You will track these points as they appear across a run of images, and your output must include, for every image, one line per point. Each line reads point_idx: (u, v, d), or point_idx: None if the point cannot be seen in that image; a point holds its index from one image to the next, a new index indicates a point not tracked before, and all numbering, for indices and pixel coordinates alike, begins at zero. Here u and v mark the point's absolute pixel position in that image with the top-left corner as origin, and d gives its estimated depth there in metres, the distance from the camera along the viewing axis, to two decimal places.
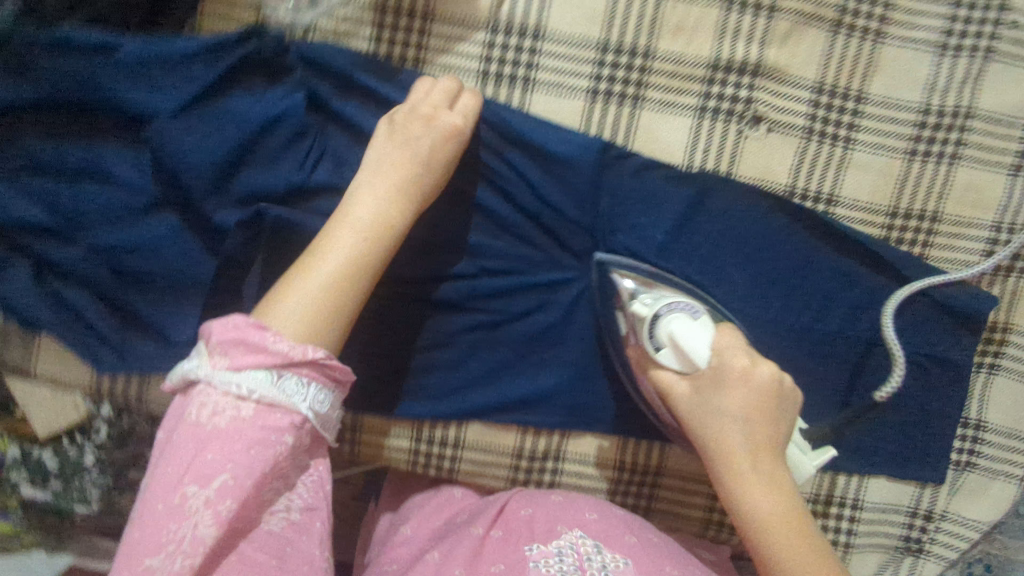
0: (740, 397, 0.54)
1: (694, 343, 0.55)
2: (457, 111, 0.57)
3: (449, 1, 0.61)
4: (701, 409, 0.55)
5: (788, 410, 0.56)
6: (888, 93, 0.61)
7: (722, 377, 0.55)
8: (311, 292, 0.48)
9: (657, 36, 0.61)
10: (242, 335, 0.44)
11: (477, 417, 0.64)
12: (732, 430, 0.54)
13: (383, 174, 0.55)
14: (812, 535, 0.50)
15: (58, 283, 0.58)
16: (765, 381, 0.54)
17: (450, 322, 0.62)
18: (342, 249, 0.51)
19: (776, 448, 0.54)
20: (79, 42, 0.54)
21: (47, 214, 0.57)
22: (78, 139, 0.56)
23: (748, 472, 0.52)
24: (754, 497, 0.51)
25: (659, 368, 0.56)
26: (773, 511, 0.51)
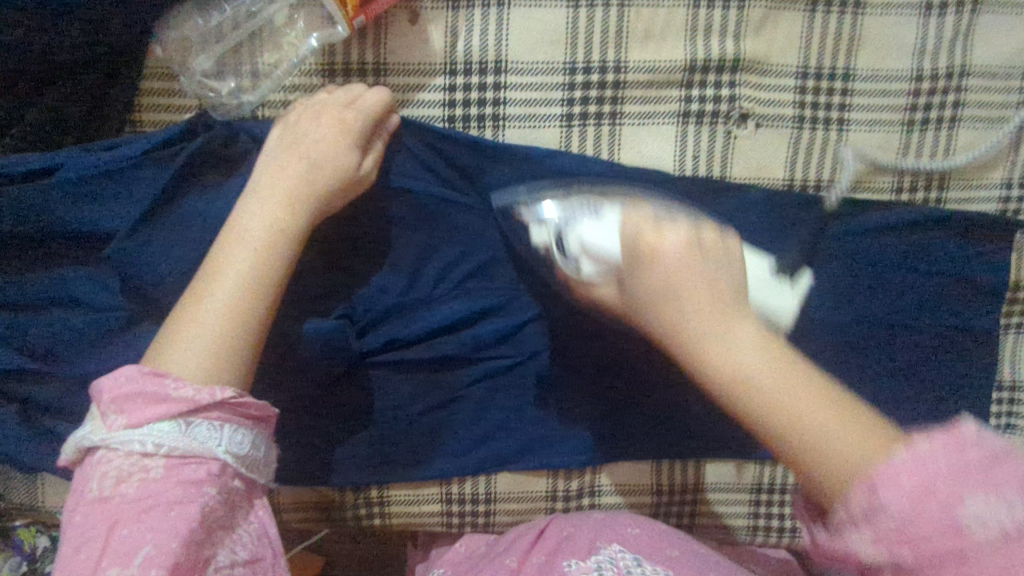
0: (661, 271, 0.42)
1: (604, 237, 0.46)
2: (357, 108, 0.52)
3: (399, 49, 0.56)
4: (634, 297, 0.43)
5: (731, 263, 0.43)
6: (876, 65, 0.58)
7: (638, 261, 0.44)
8: (209, 311, 0.42)
9: (626, 46, 0.57)
10: (138, 387, 0.39)
11: (507, 467, 0.60)
12: (666, 301, 0.41)
13: (278, 174, 0.48)
14: (813, 385, 0.35)
15: (49, 421, 0.54)
16: (680, 246, 0.43)
17: (460, 377, 0.58)
18: (238, 263, 0.44)
19: (728, 302, 0.40)
20: (15, 170, 0.51)
21: (21, 355, 0.52)
22: (37, 270, 0.52)
23: (698, 342, 0.39)
24: (714, 355, 0.38)
25: (587, 286, 0.48)
26: (741, 367, 0.37)
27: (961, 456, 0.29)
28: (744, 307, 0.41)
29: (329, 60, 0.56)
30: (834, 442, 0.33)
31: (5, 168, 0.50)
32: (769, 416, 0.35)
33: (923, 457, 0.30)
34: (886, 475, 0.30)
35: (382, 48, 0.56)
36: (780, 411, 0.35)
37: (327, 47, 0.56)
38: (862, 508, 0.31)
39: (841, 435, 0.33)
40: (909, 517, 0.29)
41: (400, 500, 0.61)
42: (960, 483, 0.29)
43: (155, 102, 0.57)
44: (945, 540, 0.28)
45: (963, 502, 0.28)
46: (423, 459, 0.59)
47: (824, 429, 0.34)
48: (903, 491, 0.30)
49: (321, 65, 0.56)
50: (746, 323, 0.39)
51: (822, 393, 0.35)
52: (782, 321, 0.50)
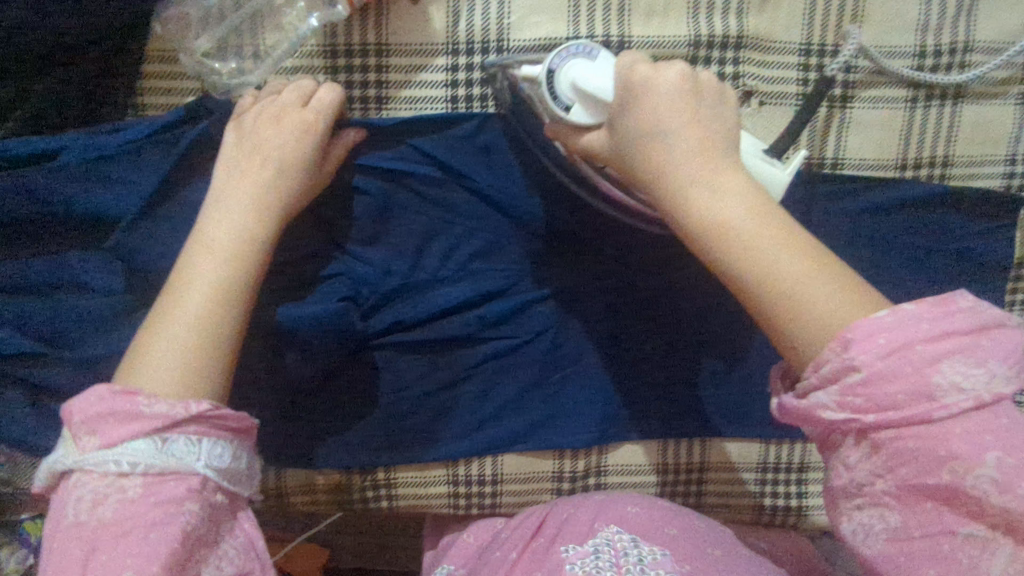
0: (653, 105, 0.40)
1: (596, 77, 0.42)
2: (313, 106, 0.51)
3: (401, 29, 0.56)
4: (622, 141, 0.41)
5: (726, 103, 0.41)
6: (880, 40, 0.58)
7: (632, 99, 0.40)
8: (178, 328, 0.42)
9: (629, 24, 0.56)
10: (109, 407, 0.38)
11: (514, 447, 0.60)
12: (655, 147, 0.40)
13: (240, 185, 0.48)
14: (793, 239, 0.37)
15: (55, 404, 0.54)
16: (676, 85, 0.40)
17: (465, 357, 0.58)
18: (206, 278, 0.44)
19: (719, 148, 0.39)
20: (20, 153, 0.51)
21: (26, 339, 0.52)
22: (42, 254, 0.52)
23: (685, 188, 0.39)
24: (701, 203, 0.38)
25: (577, 137, 0.45)
26: (726, 215, 0.37)
27: (948, 323, 0.32)
28: (734, 154, 0.40)
29: (331, 42, 0.56)
30: (812, 298, 0.35)
31: (10, 151, 0.51)
32: (749, 264, 0.36)
33: (909, 319, 0.32)
34: (864, 334, 0.33)
35: (383, 28, 0.56)
36: (760, 264, 0.36)
37: (328, 28, 0.56)
38: (835, 366, 0.33)
39: (818, 291, 0.35)
40: (884, 373, 0.32)
41: (407, 482, 0.62)
42: (940, 348, 0.31)
43: (157, 86, 0.57)
44: (912, 400, 0.31)
45: (938, 366, 0.31)
46: (429, 440, 0.60)
47: (801, 284, 0.36)
48: (882, 348, 0.32)
49: (323, 46, 0.56)
50: (733, 171, 0.39)
51: (799, 244, 0.37)
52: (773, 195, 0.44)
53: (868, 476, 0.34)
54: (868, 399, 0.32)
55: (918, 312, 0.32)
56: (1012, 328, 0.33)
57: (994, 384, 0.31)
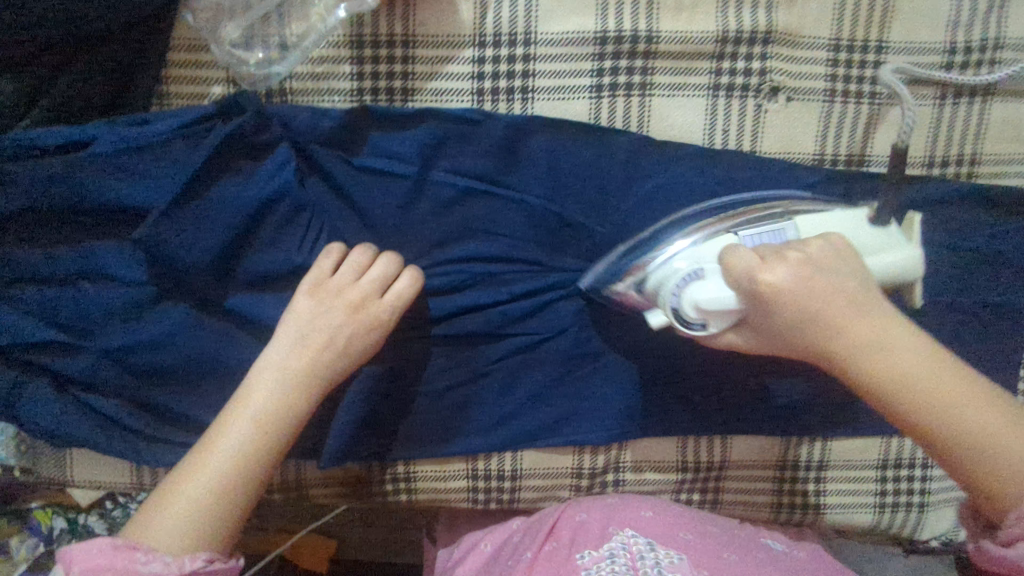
0: (793, 302, 0.42)
1: (718, 293, 0.45)
2: (389, 296, 0.52)
3: (428, 21, 0.56)
4: (771, 331, 0.45)
5: (848, 260, 0.44)
6: (910, 37, 0.57)
7: (758, 304, 0.44)
8: (195, 491, 0.44)
9: (657, 17, 0.56)
10: (110, 560, 0.41)
11: (535, 443, 0.60)
12: (811, 329, 0.43)
13: (294, 360, 0.49)
14: (977, 395, 0.40)
15: (79, 391, 0.54)
16: (798, 272, 0.43)
17: (487, 351, 0.58)
18: (231, 446, 0.45)
19: (878, 313, 0.42)
20: (49, 141, 0.51)
21: (49, 327, 0.52)
22: (66, 242, 0.52)
23: (866, 376, 0.41)
24: (888, 381, 0.41)
25: (714, 338, 0.47)
26: (916, 397, 0.40)
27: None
28: (888, 311, 0.43)
29: (357, 32, 0.56)
30: (1008, 452, 0.38)
31: (39, 140, 0.51)
32: (948, 437, 0.40)
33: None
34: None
35: (410, 19, 0.56)
36: (952, 429, 0.39)
37: (355, 19, 0.56)
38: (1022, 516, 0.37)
39: (1007, 443, 0.38)
40: None
41: (425, 476, 0.61)
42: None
43: (183, 75, 0.57)
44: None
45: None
46: (449, 435, 0.59)
47: (997, 440, 0.39)
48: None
49: (349, 37, 0.56)
50: (892, 327, 0.42)
51: (981, 399, 0.40)
52: (909, 274, 0.48)
53: None
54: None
55: None
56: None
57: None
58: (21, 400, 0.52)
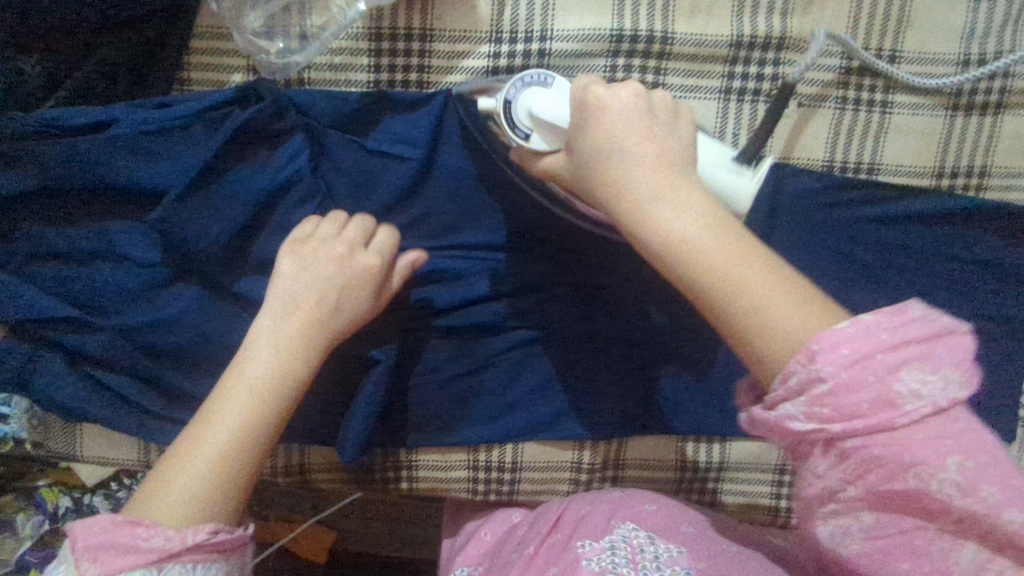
0: (609, 123, 0.41)
1: (553, 104, 0.44)
2: (372, 249, 0.53)
3: (446, 16, 0.57)
4: (581, 160, 0.42)
5: (681, 123, 0.42)
6: (924, 47, 0.58)
7: (581, 120, 0.42)
8: (202, 460, 0.44)
9: (672, 20, 0.57)
10: (112, 537, 0.41)
11: (535, 437, 0.61)
12: (615, 161, 0.40)
13: (289, 322, 0.50)
14: (754, 254, 0.37)
15: (91, 367, 0.55)
16: (628, 103, 0.41)
17: (492, 344, 0.59)
18: (235, 411, 0.46)
19: (677, 166, 0.40)
20: (73, 123, 0.53)
21: (65, 304, 0.53)
22: (85, 222, 0.54)
23: (648, 213, 0.38)
24: (668, 221, 0.38)
25: (535, 161, 0.46)
26: (692, 239, 0.37)
27: (903, 332, 0.33)
28: (690, 171, 0.41)
29: (375, 25, 0.57)
30: (773, 307, 0.35)
31: (64, 121, 0.52)
32: (716, 284, 0.36)
33: (868, 329, 0.33)
34: (828, 344, 0.33)
35: (429, 13, 0.57)
36: (723, 273, 0.36)
37: (375, 12, 0.56)
38: (801, 378, 0.33)
39: (775, 297, 0.36)
40: (846, 383, 0.32)
41: (427, 465, 0.62)
42: (897, 359, 0.32)
43: (204, 62, 0.57)
44: (878, 411, 0.32)
45: (897, 377, 0.32)
46: (450, 425, 0.60)
47: (766, 296, 0.36)
48: (845, 359, 0.32)
49: (367, 30, 0.57)
50: (688, 185, 0.39)
51: (761, 262, 0.37)
52: (738, 204, 0.44)
53: (838, 484, 0.34)
54: (836, 410, 0.32)
55: (874, 322, 0.33)
56: (967, 335, 0.34)
57: (950, 390, 0.32)
58: (35, 375, 0.54)
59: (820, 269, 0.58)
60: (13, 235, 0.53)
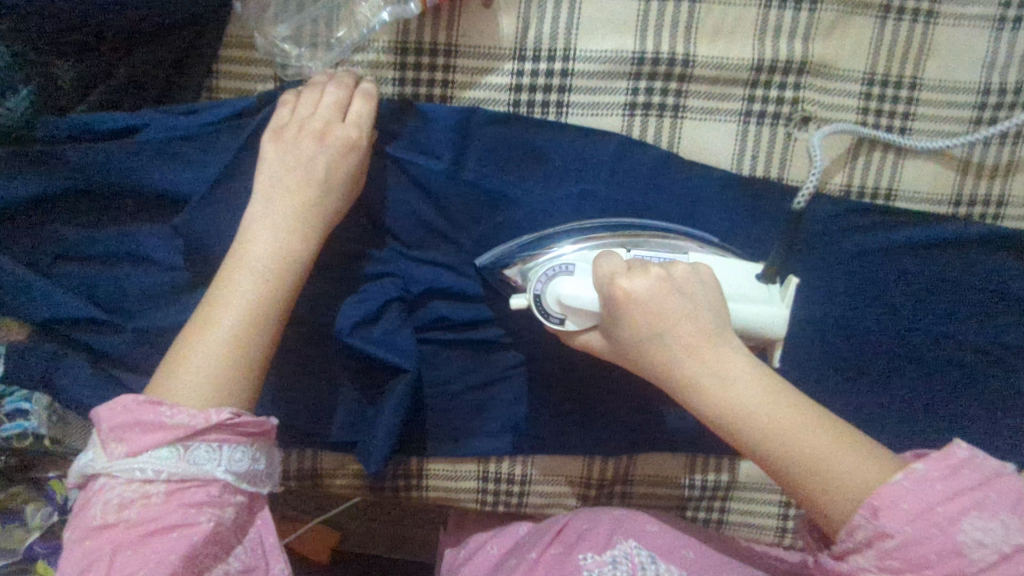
0: (644, 315, 0.42)
1: (583, 291, 0.45)
2: (350, 121, 0.53)
3: (471, 33, 0.57)
4: (620, 344, 0.45)
5: (705, 287, 0.44)
6: (944, 76, 0.58)
7: (616, 313, 0.43)
8: (214, 346, 0.44)
9: (694, 42, 0.57)
10: (136, 416, 0.41)
11: (544, 450, 0.62)
12: (658, 345, 0.42)
13: (278, 204, 0.49)
14: (805, 411, 0.40)
15: (112, 368, 0.56)
16: (655, 287, 0.43)
17: (506, 357, 0.60)
18: (241, 296, 0.46)
19: (716, 338, 0.42)
20: (102, 127, 0.54)
21: (91, 305, 0.55)
22: (110, 226, 0.55)
23: (704, 390, 0.41)
24: (724, 396, 0.41)
25: (575, 336, 0.48)
26: (751, 409, 0.40)
27: (956, 482, 0.36)
28: (728, 335, 0.43)
29: (402, 40, 0.57)
30: (842, 470, 0.38)
31: (95, 125, 0.54)
32: (778, 453, 0.40)
33: (923, 481, 0.36)
34: (889, 500, 0.36)
35: (454, 30, 0.58)
36: (780, 440, 0.40)
37: (401, 27, 0.57)
38: (867, 533, 0.37)
39: (838, 461, 0.39)
40: (914, 538, 0.35)
41: (437, 474, 0.63)
42: (957, 509, 0.36)
43: (233, 71, 0.59)
44: (945, 560, 0.35)
45: (960, 525, 0.35)
46: (461, 435, 0.61)
47: (824, 455, 0.39)
48: (907, 515, 0.36)
49: (393, 43, 0.58)
50: (732, 355, 0.42)
51: (813, 420, 0.40)
52: (775, 332, 0.48)
53: None
54: (905, 562, 0.35)
55: (931, 471, 0.37)
56: (1013, 475, 0.37)
57: (1013, 536, 0.35)
58: (58, 373, 0.55)
59: (834, 292, 0.58)
60: (41, 238, 0.54)
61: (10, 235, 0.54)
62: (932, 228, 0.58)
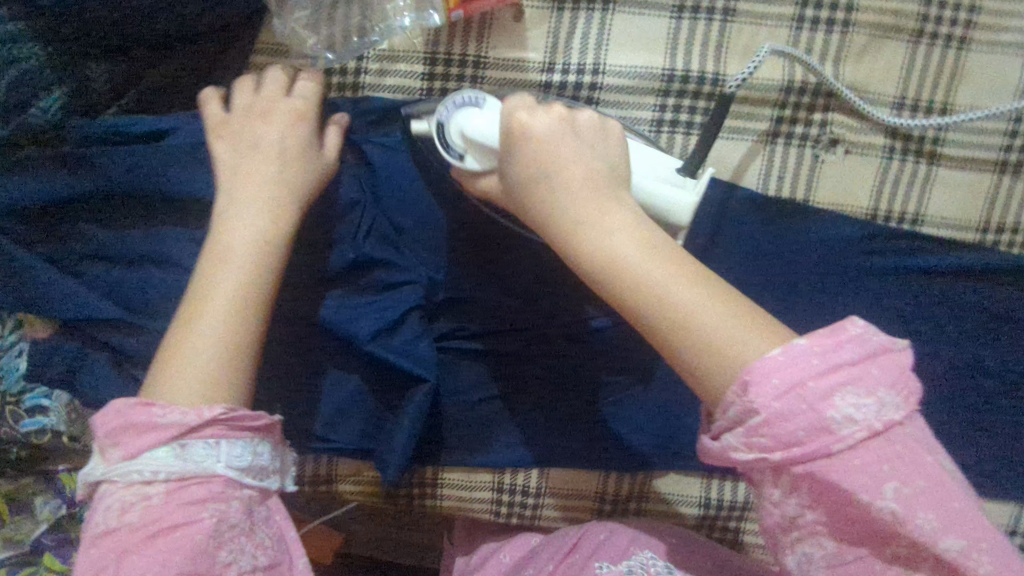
0: (534, 151, 0.42)
1: (482, 124, 0.46)
2: (295, 94, 0.53)
3: (502, 44, 0.57)
4: (511, 187, 0.43)
5: (604, 139, 0.43)
6: (976, 102, 0.58)
7: (509, 148, 0.43)
8: (206, 347, 0.42)
9: (725, 62, 0.57)
10: (127, 418, 0.40)
11: (561, 462, 0.62)
12: (541, 186, 0.41)
13: (250, 193, 0.48)
14: (687, 268, 0.37)
15: (135, 369, 0.56)
16: (551, 122, 0.42)
17: (526, 369, 0.60)
18: (226, 288, 0.44)
19: (602, 186, 0.41)
20: (130, 130, 0.55)
21: (115, 306, 0.55)
22: (139, 229, 0.55)
23: (576, 226, 0.39)
24: (596, 237, 0.38)
25: (475, 180, 0.48)
26: (623, 256, 0.37)
27: (835, 356, 0.32)
28: (620, 191, 0.41)
29: (432, 50, 0.58)
30: (714, 328, 0.35)
31: (122, 128, 0.54)
32: (646, 307, 0.36)
33: (801, 355, 0.32)
34: (760, 374, 0.32)
35: (485, 41, 0.58)
36: (652, 292, 0.36)
37: (432, 37, 0.57)
38: (739, 409, 0.33)
39: (713, 318, 0.35)
40: (782, 411, 0.32)
41: (452, 484, 0.62)
42: (829, 383, 0.32)
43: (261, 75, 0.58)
44: (814, 438, 0.32)
45: (832, 401, 0.31)
46: (478, 445, 0.61)
47: (698, 311, 0.36)
48: (776, 388, 0.32)
49: (424, 53, 0.58)
50: (615, 205, 0.40)
51: (692, 276, 0.37)
52: (679, 215, 0.44)
53: (797, 512, 0.33)
54: (774, 440, 0.32)
55: (807, 346, 0.32)
56: (901, 352, 0.33)
57: (887, 413, 0.32)
58: (82, 371, 0.55)
59: (861, 318, 0.57)
60: (69, 240, 0.55)
61: (40, 234, 0.55)
62: (961, 254, 0.57)
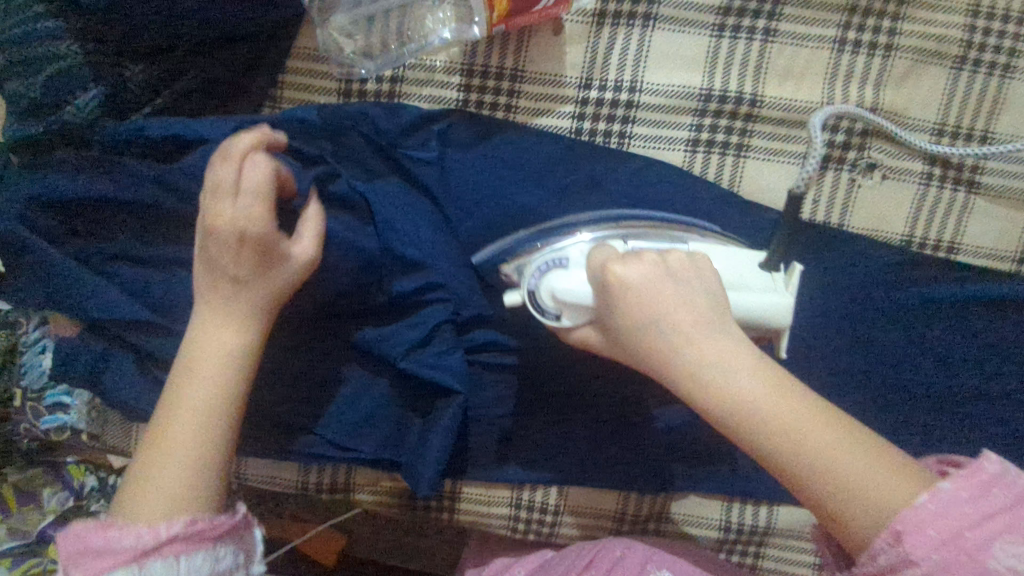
0: (637, 300, 0.40)
1: (574, 288, 0.43)
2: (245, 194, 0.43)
3: (539, 58, 0.57)
4: (613, 332, 0.42)
5: (696, 273, 0.42)
6: (1017, 131, 0.57)
7: (608, 300, 0.41)
8: (167, 476, 0.41)
9: (764, 82, 0.57)
10: (86, 541, 0.39)
11: (581, 480, 0.61)
12: (655, 333, 0.40)
13: (217, 306, 0.44)
14: (812, 407, 0.39)
15: (158, 371, 0.55)
16: (648, 274, 0.41)
17: (551, 385, 0.59)
18: (192, 408, 0.42)
19: (716, 326, 0.40)
20: (158, 132, 0.54)
21: (141, 307, 0.54)
22: (168, 233, 0.55)
23: (702, 374, 0.39)
24: (726, 385, 0.39)
25: (572, 333, 0.46)
26: (758, 404, 0.38)
27: (985, 502, 0.35)
28: (729, 323, 0.41)
29: (469, 61, 0.57)
30: (850, 473, 0.37)
31: (150, 131, 0.53)
32: (784, 453, 0.38)
33: (950, 502, 0.35)
34: (914, 525, 0.35)
35: (522, 54, 0.57)
36: (790, 440, 0.38)
37: (469, 49, 0.57)
38: (891, 558, 0.35)
39: (852, 462, 0.37)
40: (944, 565, 0.34)
41: (471, 497, 0.62)
42: (986, 532, 0.34)
43: (297, 82, 0.59)
44: None
45: (990, 551, 0.34)
46: (499, 459, 0.60)
47: (835, 454, 0.37)
48: (934, 540, 0.34)
49: (461, 64, 0.57)
50: (733, 345, 0.40)
51: (817, 416, 0.38)
52: (778, 320, 0.45)
53: None
54: None
55: (956, 492, 0.35)
56: None
57: None
58: (107, 372, 0.55)
59: (891, 343, 0.57)
60: (98, 240, 0.55)
61: (70, 232, 0.55)
62: (997, 285, 0.57)
